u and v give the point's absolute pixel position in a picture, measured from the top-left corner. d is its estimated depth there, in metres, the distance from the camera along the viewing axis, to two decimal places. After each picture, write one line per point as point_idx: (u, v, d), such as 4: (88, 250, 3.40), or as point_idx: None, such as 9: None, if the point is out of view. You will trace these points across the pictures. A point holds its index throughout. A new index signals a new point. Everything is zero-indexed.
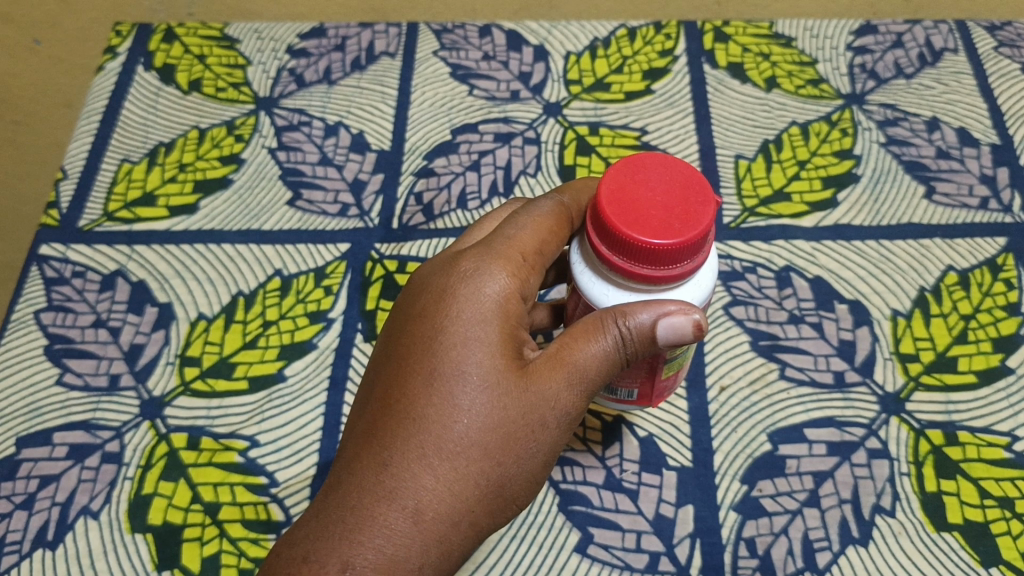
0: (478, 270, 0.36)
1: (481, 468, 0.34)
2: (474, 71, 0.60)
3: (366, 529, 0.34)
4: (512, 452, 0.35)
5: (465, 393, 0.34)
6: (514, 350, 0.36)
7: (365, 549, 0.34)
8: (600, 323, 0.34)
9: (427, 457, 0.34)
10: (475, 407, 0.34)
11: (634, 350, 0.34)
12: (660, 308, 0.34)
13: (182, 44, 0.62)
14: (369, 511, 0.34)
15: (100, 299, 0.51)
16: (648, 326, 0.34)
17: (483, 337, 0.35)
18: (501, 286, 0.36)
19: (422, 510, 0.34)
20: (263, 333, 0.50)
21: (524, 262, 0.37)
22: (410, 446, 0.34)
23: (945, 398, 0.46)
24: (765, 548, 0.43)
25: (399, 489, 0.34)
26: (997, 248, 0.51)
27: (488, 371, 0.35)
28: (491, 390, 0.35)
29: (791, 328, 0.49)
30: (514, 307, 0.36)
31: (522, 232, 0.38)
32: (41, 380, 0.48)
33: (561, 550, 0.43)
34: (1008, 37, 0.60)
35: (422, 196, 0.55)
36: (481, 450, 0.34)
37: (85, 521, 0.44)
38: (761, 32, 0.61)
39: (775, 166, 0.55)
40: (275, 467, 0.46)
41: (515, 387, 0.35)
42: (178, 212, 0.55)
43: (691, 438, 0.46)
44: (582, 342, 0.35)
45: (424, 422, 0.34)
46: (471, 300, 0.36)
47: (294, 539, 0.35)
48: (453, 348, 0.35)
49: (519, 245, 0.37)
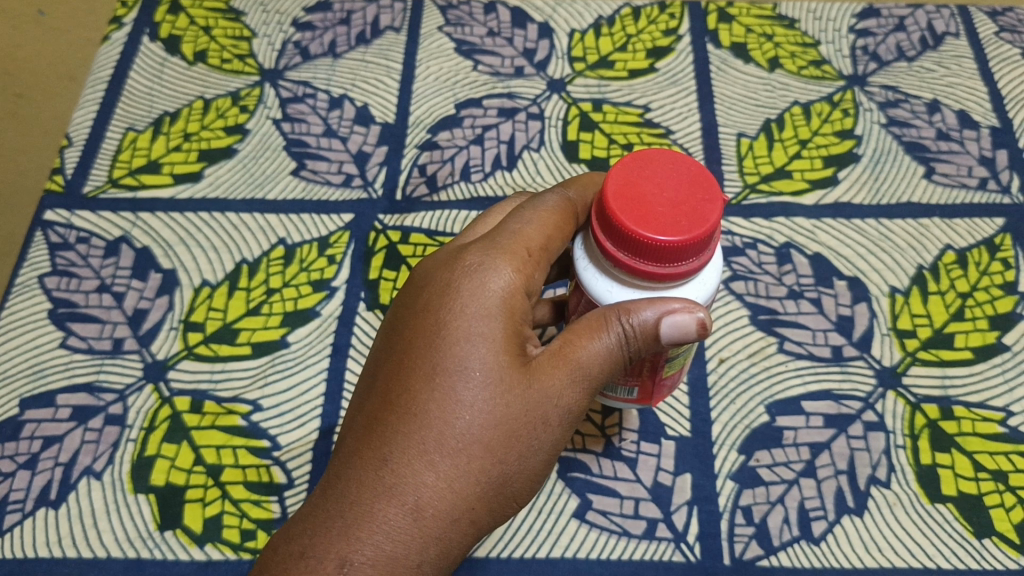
0: (482, 266, 0.37)
1: (482, 467, 0.35)
2: (479, 47, 0.61)
3: (365, 525, 0.34)
4: (514, 452, 0.35)
5: (467, 390, 0.35)
6: (518, 346, 0.36)
7: (364, 545, 0.34)
8: (603, 320, 0.35)
9: (428, 454, 0.34)
10: (477, 404, 0.35)
11: (637, 348, 0.34)
12: (664, 305, 0.34)
13: (188, 16, 0.63)
14: (369, 507, 0.34)
15: (104, 265, 0.51)
16: (652, 323, 0.34)
17: (487, 333, 0.35)
18: (505, 281, 0.36)
19: (421, 507, 0.34)
20: (267, 300, 0.50)
21: (529, 258, 0.37)
22: (411, 442, 0.35)
23: (942, 373, 0.47)
24: (761, 516, 0.43)
25: (398, 485, 0.34)
26: (995, 228, 0.52)
27: (490, 368, 0.35)
28: (493, 387, 0.35)
29: (790, 303, 0.49)
30: (519, 303, 0.36)
31: (526, 226, 0.38)
32: (45, 343, 0.49)
33: (560, 515, 0.43)
34: (1009, 23, 0.61)
35: (425, 168, 0.55)
36: (483, 447, 0.35)
37: (88, 481, 0.44)
38: (765, 13, 0.62)
39: (777, 145, 0.55)
40: (277, 431, 0.46)
41: (516, 383, 0.35)
42: (183, 180, 0.55)
43: (690, 409, 0.46)
44: (585, 340, 0.35)
45: (425, 418, 0.35)
46: (476, 295, 0.36)
47: (294, 534, 0.36)
48: (456, 344, 0.35)
49: (523, 239, 0.37)
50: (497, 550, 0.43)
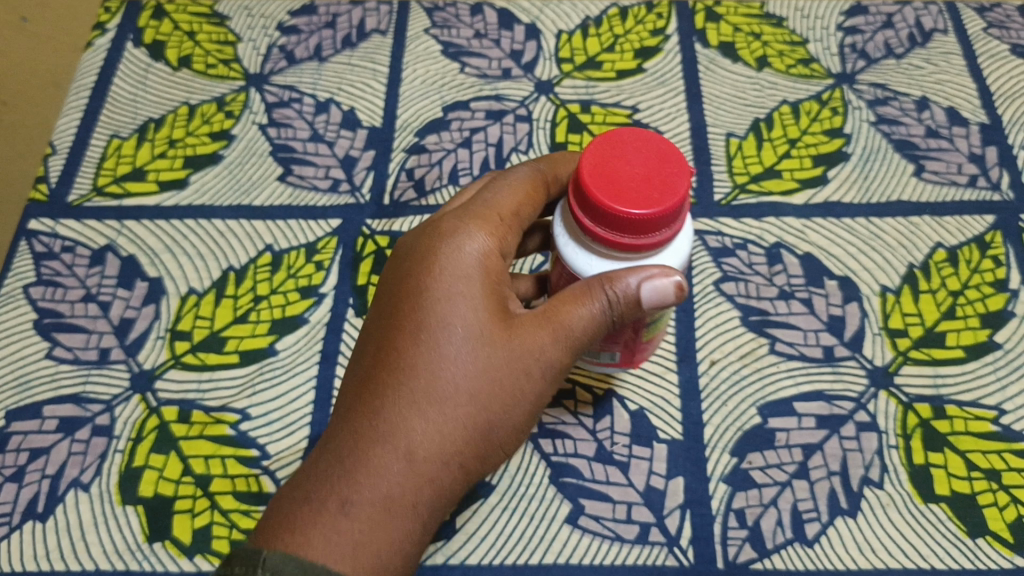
0: (459, 230, 0.37)
1: (470, 413, 0.35)
2: (465, 49, 0.60)
3: (359, 469, 0.34)
4: (504, 400, 0.36)
5: (450, 344, 0.35)
6: (499, 303, 0.36)
7: (361, 487, 0.34)
8: (587, 289, 0.34)
9: (417, 403, 0.35)
10: (461, 355, 0.35)
11: (621, 315, 0.34)
12: (644, 271, 0.33)
13: (172, 21, 0.62)
14: (363, 454, 0.35)
15: (90, 274, 0.51)
16: (634, 290, 0.33)
17: (467, 292, 0.36)
18: (482, 245, 0.37)
19: (413, 452, 0.35)
20: (254, 308, 0.49)
21: (501, 223, 0.38)
22: (399, 393, 0.35)
23: (934, 372, 0.47)
24: (755, 519, 0.43)
25: (390, 433, 0.35)
26: (985, 225, 0.51)
27: (471, 322, 0.35)
28: (476, 341, 0.35)
29: (781, 303, 0.49)
30: (496, 264, 0.37)
31: (502, 192, 0.38)
32: (30, 354, 0.48)
33: (552, 521, 0.43)
34: (997, 19, 0.60)
35: (413, 172, 0.55)
36: (470, 395, 0.35)
37: (75, 493, 0.44)
38: (753, 11, 0.62)
39: (766, 144, 0.55)
40: (265, 440, 0.45)
41: (501, 334, 0.35)
42: (168, 187, 0.54)
43: (681, 411, 0.46)
44: (570, 305, 0.35)
45: (412, 371, 0.35)
46: (455, 257, 0.36)
47: (293, 485, 0.36)
48: (438, 302, 0.36)
49: (500, 205, 0.38)
50: (488, 558, 0.42)
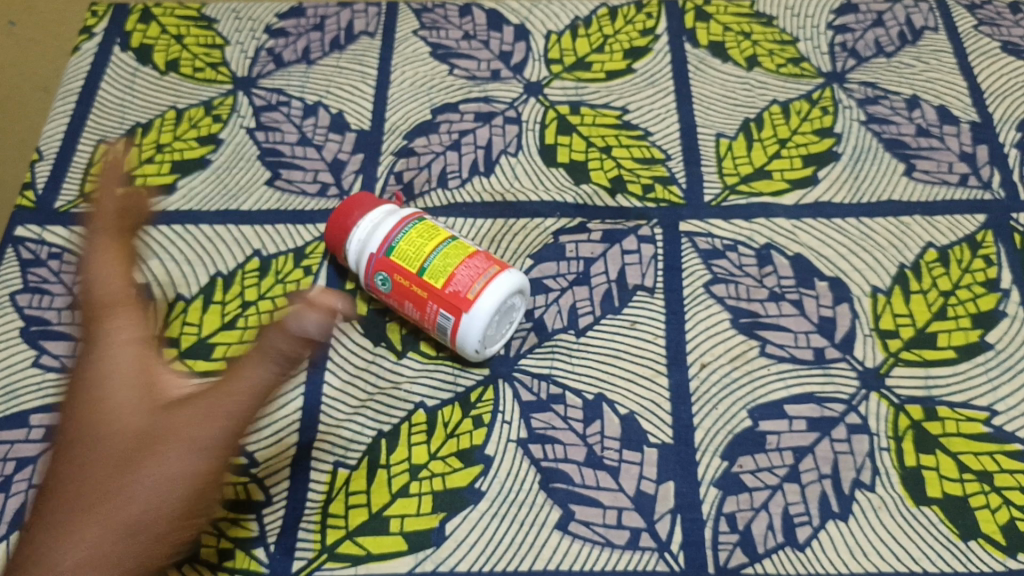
0: (96, 319, 0.39)
1: (107, 510, 0.34)
2: (454, 51, 0.60)
3: (62, 535, 0.34)
4: (160, 496, 0.34)
5: (98, 420, 0.36)
6: (143, 391, 0.37)
7: (68, 552, 0.33)
8: (262, 346, 0.36)
9: (58, 494, 0.35)
10: (81, 442, 0.36)
11: (293, 356, 0.36)
12: (313, 300, 0.36)
13: (160, 25, 0.62)
14: (61, 525, 0.34)
15: (77, 281, 0.51)
16: (305, 328, 0.35)
17: (117, 371, 0.37)
18: (125, 330, 0.39)
19: (64, 533, 0.34)
20: (242, 314, 0.49)
21: (121, 304, 0.40)
22: (66, 471, 0.35)
23: (925, 373, 0.46)
24: (745, 524, 0.43)
25: (68, 514, 0.34)
26: (976, 225, 0.51)
27: (119, 399, 0.37)
28: (126, 417, 0.36)
29: (771, 305, 0.49)
30: (136, 347, 0.38)
31: (99, 268, 0.41)
32: (17, 362, 0.48)
33: (542, 527, 0.43)
34: (988, 16, 0.60)
35: (402, 175, 0.54)
36: (101, 471, 0.35)
37: None
38: (743, 10, 0.61)
39: (756, 144, 0.55)
40: (254, 447, 0.45)
41: (120, 435, 0.36)
42: (156, 192, 0.54)
43: (672, 415, 0.46)
44: (243, 367, 0.36)
45: (68, 454, 0.36)
46: (98, 347, 0.38)
47: (31, 538, 0.35)
48: (87, 390, 0.37)
49: (116, 289, 0.40)
50: (477, 565, 0.42)
